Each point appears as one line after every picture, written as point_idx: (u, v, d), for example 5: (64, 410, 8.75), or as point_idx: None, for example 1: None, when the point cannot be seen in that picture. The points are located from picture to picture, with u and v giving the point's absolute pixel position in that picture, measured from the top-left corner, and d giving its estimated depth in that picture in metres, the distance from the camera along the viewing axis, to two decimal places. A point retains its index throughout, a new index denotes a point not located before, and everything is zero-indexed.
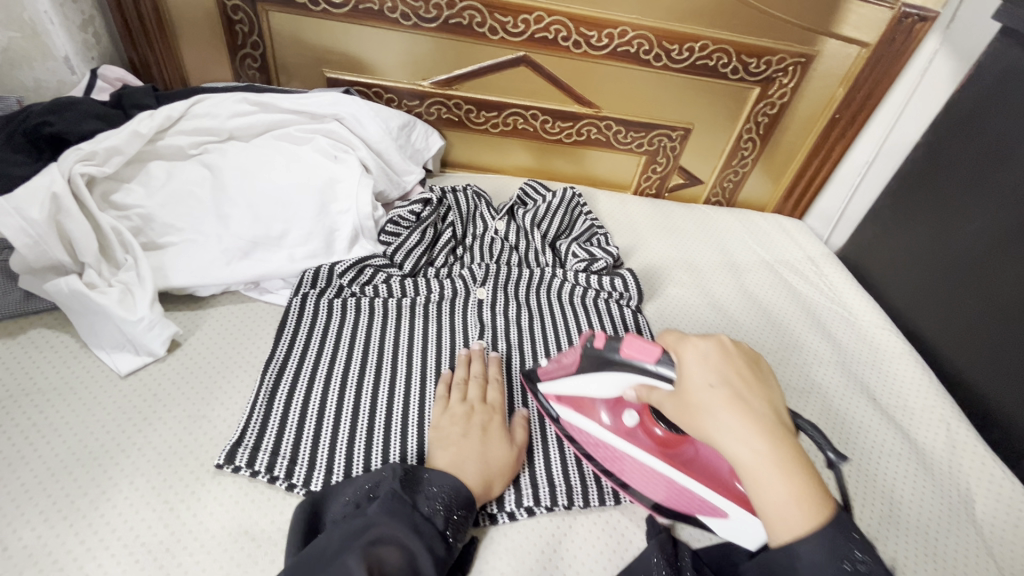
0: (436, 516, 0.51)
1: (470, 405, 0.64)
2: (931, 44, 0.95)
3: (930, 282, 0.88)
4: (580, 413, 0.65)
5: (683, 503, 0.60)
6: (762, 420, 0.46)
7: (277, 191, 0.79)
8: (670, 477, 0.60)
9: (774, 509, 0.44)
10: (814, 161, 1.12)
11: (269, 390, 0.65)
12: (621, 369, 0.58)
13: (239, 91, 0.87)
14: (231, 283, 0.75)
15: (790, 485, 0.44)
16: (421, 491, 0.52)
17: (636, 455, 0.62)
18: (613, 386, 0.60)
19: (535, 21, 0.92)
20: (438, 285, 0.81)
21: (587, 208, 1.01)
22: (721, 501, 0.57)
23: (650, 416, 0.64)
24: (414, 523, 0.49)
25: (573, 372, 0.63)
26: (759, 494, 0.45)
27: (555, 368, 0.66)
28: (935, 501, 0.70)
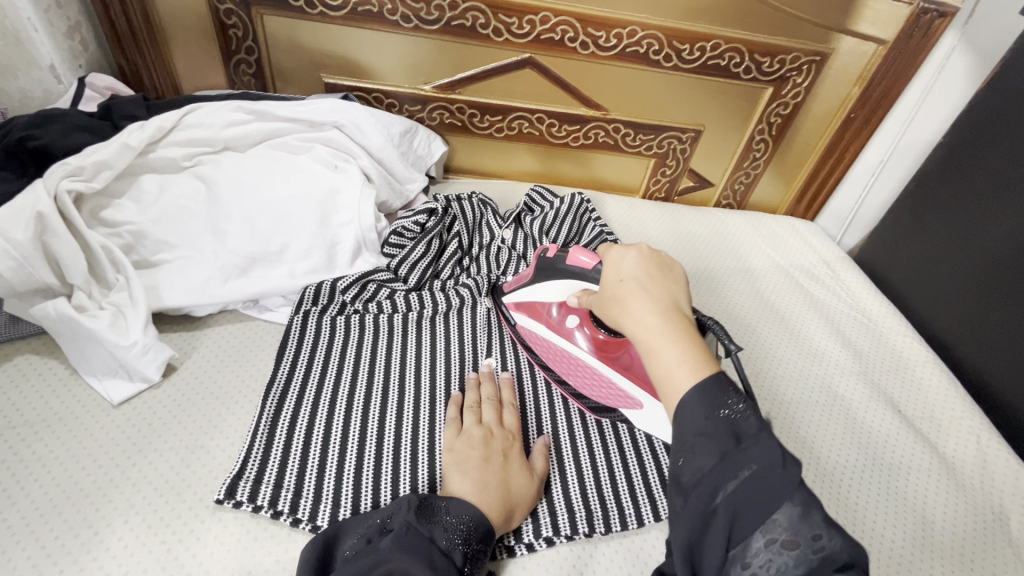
0: (454, 551, 0.48)
1: (488, 427, 0.61)
2: (949, 40, 0.92)
3: (952, 286, 0.86)
4: (533, 318, 0.73)
5: (607, 395, 0.68)
6: (664, 305, 0.51)
7: (276, 204, 0.76)
8: (604, 373, 0.68)
9: (665, 371, 0.47)
10: (827, 161, 1.09)
11: (272, 416, 0.62)
12: (567, 275, 0.66)
13: (234, 100, 0.83)
14: (229, 302, 0.71)
15: (678, 349, 0.47)
16: (438, 521, 0.49)
17: (577, 355, 0.71)
18: (560, 293, 0.68)
19: (540, 21, 0.88)
20: (444, 296, 0.78)
21: (596, 214, 0.98)
22: (636, 392, 0.66)
23: (591, 322, 0.69)
24: (431, 560, 0.46)
25: (528, 281, 0.72)
26: (653, 363, 0.48)
27: (516, 281, 0.75)
28: (967, 517, 0.67)
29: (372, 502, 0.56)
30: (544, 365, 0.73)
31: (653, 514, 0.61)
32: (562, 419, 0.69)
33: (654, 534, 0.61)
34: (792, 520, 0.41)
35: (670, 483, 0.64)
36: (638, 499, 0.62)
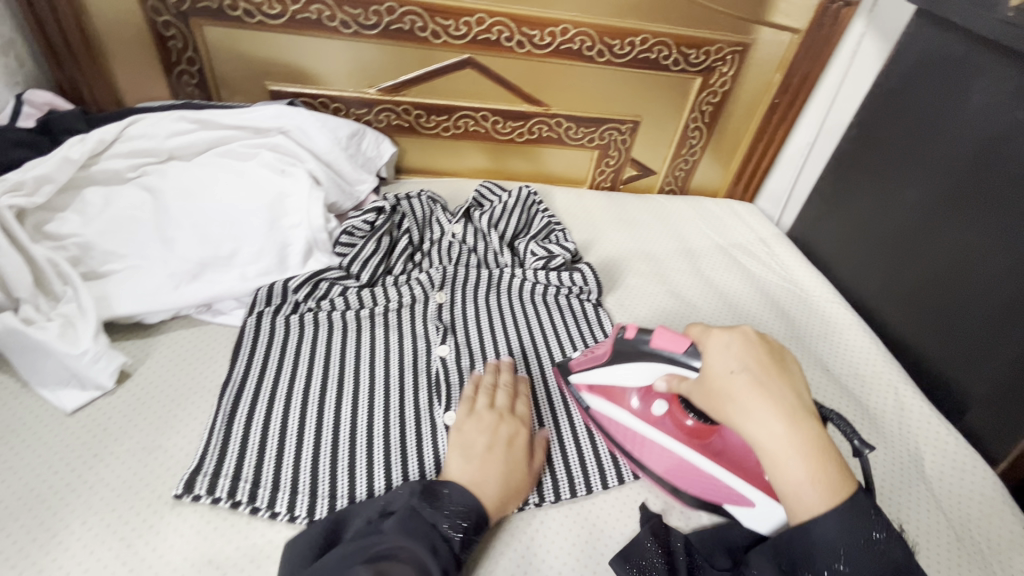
0: (453, 538, 0.51)
1: (499, 412, 0.64)
2: (857, 27, 1.00)
3: (870, 255, 0.92)
4: (611, 402, 0.68)
5: (710, 491, 0.63)
6: (787, 406, 0.50)
7: (224, 211, 0.77)
8: (699, 465, 0.63)
9: (793, 490, 0.48)
10: (759, 145, 1.16)
11: (228, 413, 0.63)
12: (651, 357, 0.62)
13: (177, 110, 0.84)
14: (181, 307, 0.73)
15: (809, 468, 0.48)
16: (441, 507, 0.53)
17: (665, 445, 0.64)
18: (646, 376, 0.64)
19: (476, 23, 0.92)
20: (397, 292, 0.80)
21: (544, 206, 1.02)
22: (747, 489, 0.60)
23: (679, 406, 0.65)
24: (432, 543, 0.49)
25: (605, 363, 0.67)
26: (782, 478, 0.49)
27: (586, 358, 0.70)
28: (884, 459, 0.73)
29: (330, 486, 0.59)
30: (496, 350, 0.77)
31: (599, 481, 0.65)
32: None
33: (601, 497, 0.65)
34: None
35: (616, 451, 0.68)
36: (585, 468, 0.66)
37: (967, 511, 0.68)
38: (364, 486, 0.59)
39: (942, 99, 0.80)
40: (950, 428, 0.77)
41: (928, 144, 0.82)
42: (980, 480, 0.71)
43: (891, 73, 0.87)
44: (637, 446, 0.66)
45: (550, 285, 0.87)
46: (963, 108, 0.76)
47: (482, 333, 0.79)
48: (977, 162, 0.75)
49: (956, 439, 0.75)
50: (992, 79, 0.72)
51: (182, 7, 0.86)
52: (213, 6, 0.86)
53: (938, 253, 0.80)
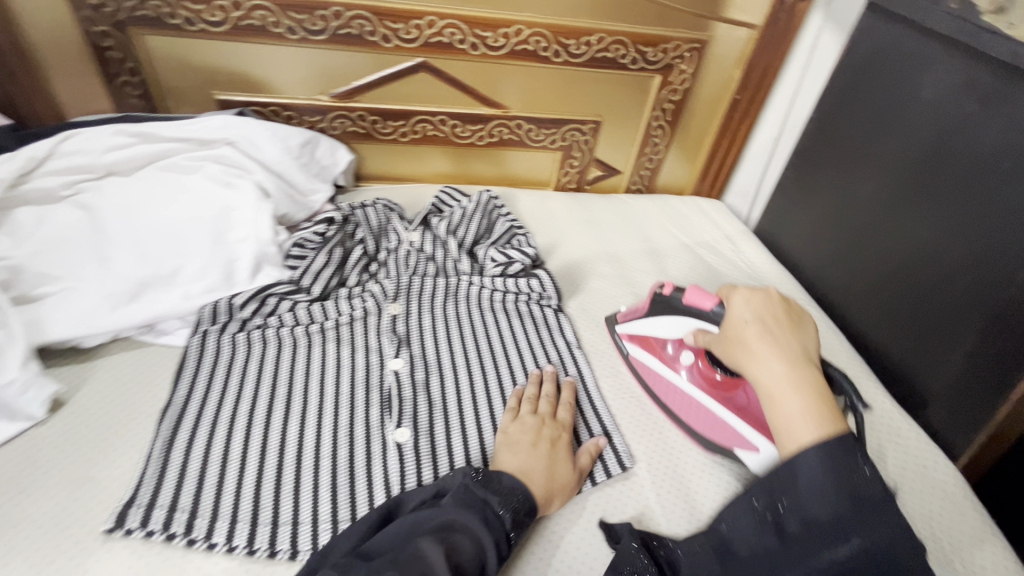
0: (504, 517, 0.53)
1: (542, 418, 0.66)
2: (814, 21, 1.00)
3: (832, 250, 0.92)
4: (647, 350, 0.77)
5: (721, 435, 0.69)
6: (790, 353, 0.58)
7: (166, 227, 0.75)
8: (713, 408, 0.70)
9: (785, 421, 0.54)
10: (723, 141, 1.15)
11: (166, 439, 0.61)
12: (683, 313, 0.71)
13: (116, 123, 0.81)
14: (120, 329, 0.70)
15: (803, 404, 0.54)
16: (496, 488, 0.55)
17: (686, 389, 0.73)
18: (676, 329, 0.73)
19: (427, 26, 0.90)
20: (349, 305, 0.78)
21: (506, 210, 1.00)
22: (752, 435, 0.65)
23: (707, 360, 0.72)
24: (485, 518, 0.52)
25: (644, 315, 0.77)
26: (778, 410, 0.55)
27: (632, 312, 0.80)
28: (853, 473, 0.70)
29: (273, 512, 0.57)
30: (453, 360, 0.75)
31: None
32: (470, 409, 0.70)
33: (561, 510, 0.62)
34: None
35: None
36: None
37: (930, 506, 0.67)
38: (309, 508, 0.57)
39: (894, 93, 0.79)
40: (910, 423, 0.76)
41: (883, 138, 0.81)
42: (942, 475, 0.70)
43: (845, 67, 0.87)
44: (664, 389, 0.75)
45: (509, 291, 0.85)
46: (914, 100, 0.76)
47: (439, 343, 0.77)
48: (929, 155, 0.74)
49: (918, 434, 0.74)
50: (941, 71, 0.72)
51: (119, 16, 0.83)
52: (151, 15, 0.83)
53: (896, 247, 0.80)
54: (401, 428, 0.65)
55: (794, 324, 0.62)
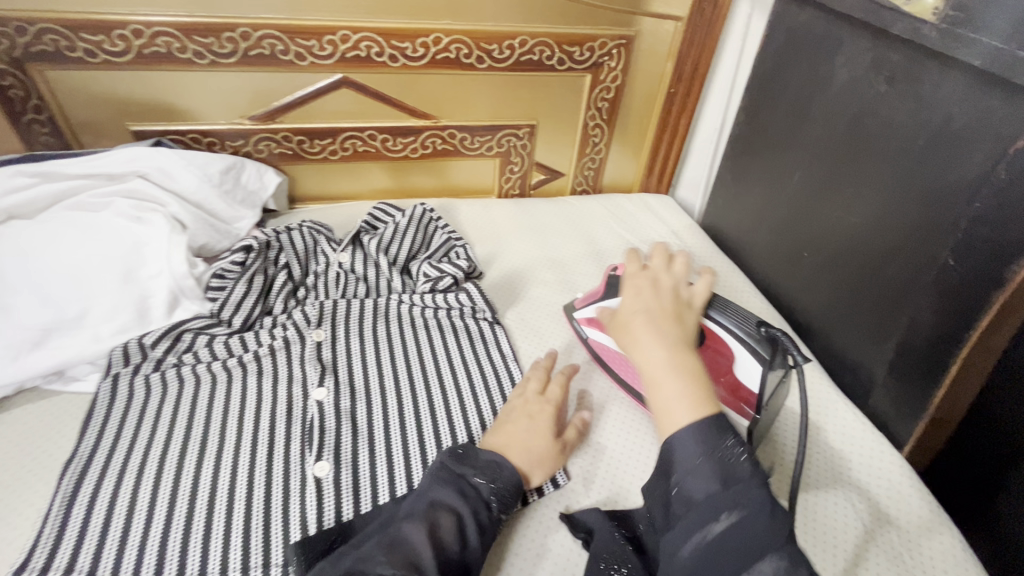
0: (483, 486, 0.55)
1: (526, 395, 0.67)
2: (741, 9, 0.98)
3: (772, 240, 0.90)
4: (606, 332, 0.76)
5: None
6: (673, 340, 0.55)
7: (71, 268, 0.72)
8: None
9: (665, 405, 0.51)
10: (664, 135, 1.13)
11: (68, 494, 0.58)
12: None
13: (17, 165, 0.78)
14: (25, 380, 0.67)
15: (682, 387, 0.51)
16: (474, 465, 0.56)
17: None
18: None
19: (341, 41, 0.88)
20: (270, 335, 0.75)
21: (443, 221, 0.97)
22: None
23: None
24: (461, 491, 0.53)
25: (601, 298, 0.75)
26: (658, 395, 0.51)
27: (589, 297, 0.78)
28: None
29: (179, 563, 0.54)
30: (380, 384, 0.72)
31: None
32: (396, 433, 0.66)
33: None
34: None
35: None
36: None
37: (874, 498, 0.65)
38: (217, 556, 0.54)
39: (812, 78, 0.78)
40: (857, 415, 0.73)
41: (806, 123, 0.80)
42: (895, 475, 0.67)
43: (766, 54, 0.85)
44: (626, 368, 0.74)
45: (442, 307, 0.83)
46: (830, 83, 0.75)
47: (367, 365, 0.74)
48: (848, 139, 0.73)
49: (867, 429, 0.71)
50: (852, 52, 0.70)
51: (15, 53, 0.80)
52: (49, 50, 0.81)
53: (827, 234, 0.78)
54: (321, 461, 0.62)
55: (678, 311, 0.58)
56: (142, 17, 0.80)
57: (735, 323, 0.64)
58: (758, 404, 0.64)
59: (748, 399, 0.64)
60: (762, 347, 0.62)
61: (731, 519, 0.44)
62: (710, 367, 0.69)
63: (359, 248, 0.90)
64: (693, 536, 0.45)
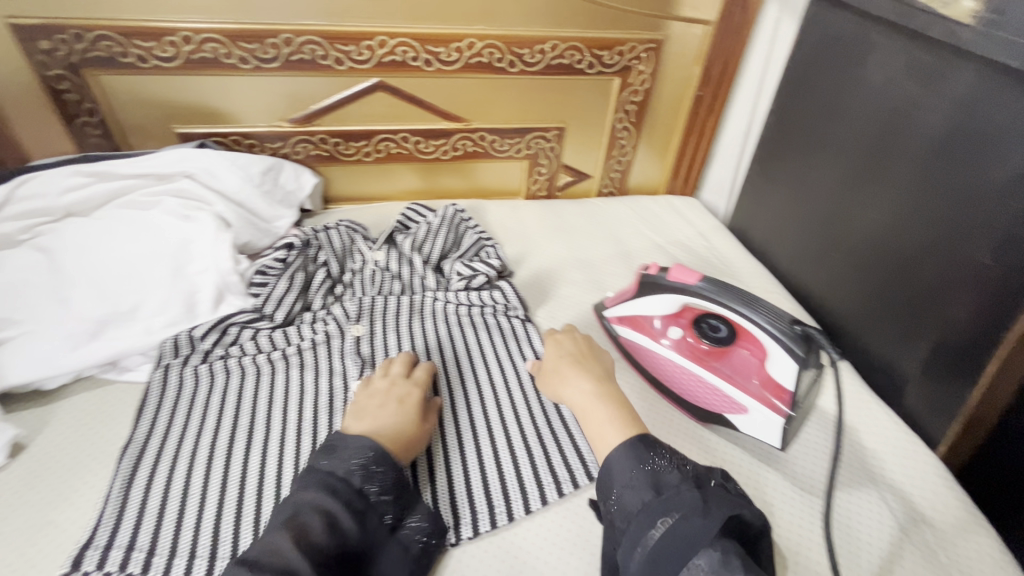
0: (353, 475, 0.53)
1: (391, 379, 0.68)
2: (770, 12, 0.99)
3: (801, 241, 0.91)
4: (636, 330, 0.78)
5: (711, 402, 0.70)
6: (592, 374, 0.65)
7: (124, 264, 0.75)
8: (703, 377, 0.71)
9: (601, 433, 0.58)
10: (690, 138, 1.14)
11: (127, 477, 0.61)
12: (668, 291, 0.72)
13: (73, 164, 0.82)
14: (82, 369, 0.70)
15: (608, 410, 0.60)
16: (340, 459, 0.54)
17: (675, 362, 0.73)
18: (667, 306, 0.75)
19: (378, 46, 0.90)
20: (311, 330, 0.78)
21: (473, 222, 1.00)
22: (743, 398, 0.67)
23: (695, 335, 0.75)
24: (330, 488, 0.51)
25: (633, 296, 0.77)
26: (591, 425, 0.60)
27: (620, 296, 0.80)
28: (807, 510, 0.63)
29: (232, 545, 0.56)
30: None
31: (523, 507, 0.61)
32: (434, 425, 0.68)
33: (526, 525, 0.60)
34: (712, 563, 0.44)
35: (541, 471, 0.64)
36: (508, 494, 0.62)
37: (909, 498, 0.65)
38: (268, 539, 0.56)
39: (844, 81, 0.78)
40: (891, 415, 0.73)
41: (838, 125, 0.80)
42: (931, 476, 0.67)
43: (798, 57, 0.86)
44: (654, 364, 0.75)
45: (475, 305, 0.85)
46: (863, 85, 0.75)
47: None
48: (881, 141, 0.73)
49: (900, 429, 0.71)
50: (886, 55, 0.71)
51: (72, 59, 0.84)
52: (103, 55, 0.85)
53: (858, 235, 0.79)
54: None
55: (591, 350, 0.70)
56: (191, 24, 0.84)
57: (769, 320, 0.65)
58: (792, 400, 0.65)
59: (782, 396, 0.65)
60: (796, 344, 0.63)
61: (667, 522, 0.47)
62: (745, 366, 0.70)
63: (394, 247, 0.93)
64: (637, 546, 0.48)
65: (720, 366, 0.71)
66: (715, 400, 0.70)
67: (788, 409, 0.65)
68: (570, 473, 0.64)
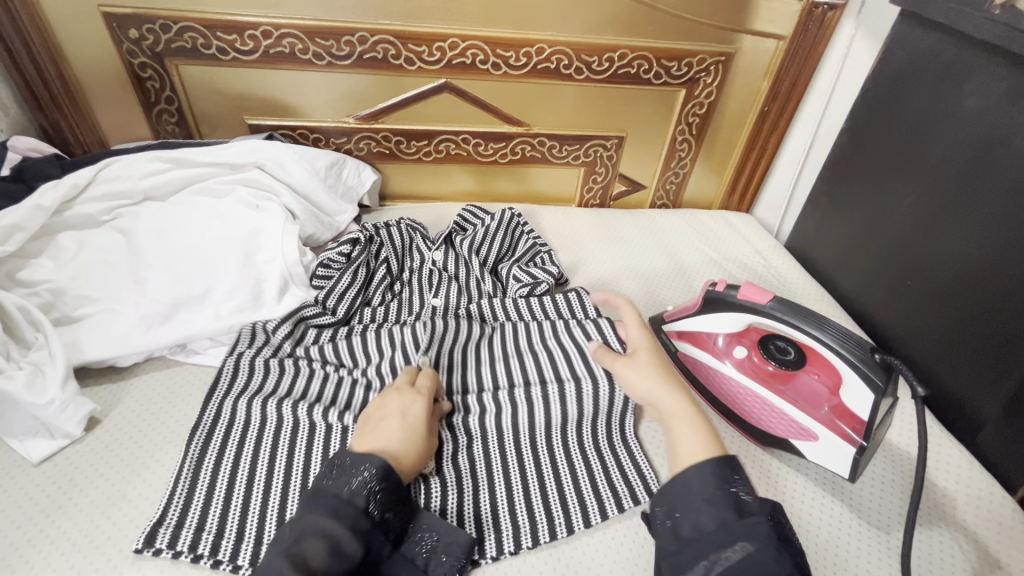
0: (357, 496, 0.49)
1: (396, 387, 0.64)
2: (846, 30, 0.96)
3: (869, 265, 0.88)
4: (697, 346, 0.77)
5: (776, 425, 0.68)
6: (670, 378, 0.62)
7: (197, 249, 0.77)
8: (766, 398, 0.70)
9: (677, 446, 0.55)
10: (750, 154, 1.12)
11: (195, 460, 0.61)
12: (737, 309, 0.71)
13: (152, 150, 0.85)
14: (153, 349, 0.72)
15: (696, 426, 0.56)
16: (342, 477, 0.50)
17: (736, 380, 0.73)
18: (731, 325, 0.73)
19: (450, 47, 0.91)
20: (381, 346, 0.74)
21: (529, 227, 0.99)
22: (813, 424, 0.65)
23: (761, 355, 0.73)
24: (332, 509, 0.48)
25: (696, 312, 0.75)
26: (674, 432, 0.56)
27: (678, 312, 0.78)
28: (879, 546, 0.60)
29: None
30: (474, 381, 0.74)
31: (583, 521, 0.60)
32: (492, 430, 0.68)
33: (584, 539, 0.60)
34: None
35: (602, 486, 0.63)
36: (568, 506, 0.61)
37: (987, 541, 0.61)
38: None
39: (933, 103, 0.76)
40: (964, 452, 0.70)
41: (922, 149, 0.78)
42: (1014, 523, 0.63)
43: (881, 76, 0.84)
44: (713, 380, 0.75)
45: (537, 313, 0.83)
46: (954, 110, 0.73)
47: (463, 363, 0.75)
48: (969, 169, 0.71)
49: (974, 467, 0.68)
50: (985, 79, 0.69)
51: (157, 48, 0.87)
52: (187, 46, 0.87)
53: (935, 264, 0.76)
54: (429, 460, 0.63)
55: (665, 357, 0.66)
56: (273, 19, 0.86)
57: (844, 345, 0.63)
58: (866, 430, 0.62)
59: (854, 425, 0.63)
60: (875, 372, 0.60)
61: (742, 549, 0.45)
62: (815, 394, 0.68)
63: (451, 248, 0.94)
64: (701, 560, 0.46)
65: (787, 391, 0.69)
66: (780, 425, 0.68)
67: (860, 440, 0.62)
68: (630, 490, 0.62)
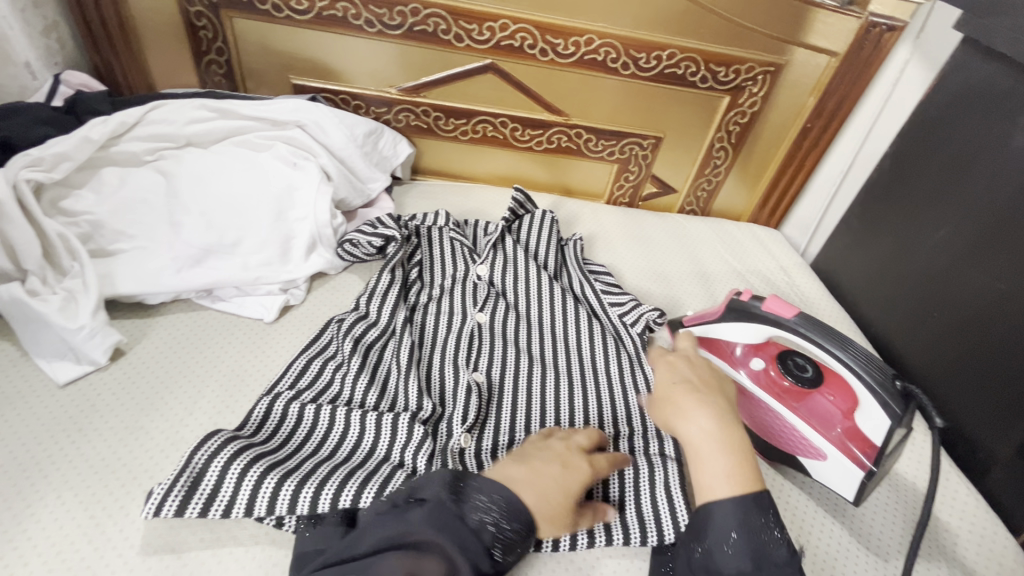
0: (483, 532, 0.48)
1: (566, 447, 0.58)
2: (901, 53, 0.94)
3: (898, 295, 0.87)
4: (715, 355, 0.76)
5: (788, 443, 0.69)
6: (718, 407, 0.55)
7: (232, 201, 0.78)
8: (779, 413, 0.69)
9: (706, 480, 0.51)
10: (787, 170, 1.11)
11: (197, 469, 0.54)
12: (760, 320, 0.70)
13: (199, 98, 0.87)
14: (181, 291, 0.74)
15: (726, 463, 0.51)
16: (471, 499, 0.49)
17: (750, 391, 0.72)
18: (751, 335, 0.72)
19: (500, 28, 0.91)
20: (416, 400, 0.66)
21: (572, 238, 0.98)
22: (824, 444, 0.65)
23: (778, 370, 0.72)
24: (460, 539, 0.47)
25: (716, 319, 0.75)
26: (702, 471, 0.52)
27: (701, 316, 0.78)
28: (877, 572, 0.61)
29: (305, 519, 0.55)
30: (490, 361, 0.74)
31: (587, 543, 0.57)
32: (508, 407, 0.69)
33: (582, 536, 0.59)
34: None
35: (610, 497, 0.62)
36: None
37: None
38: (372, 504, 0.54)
39: (987, 137, 0.75)
40: (969, 488, 0.70)
41: (967, 182, 0.77)
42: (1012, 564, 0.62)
43: (932, 103, 0.83)
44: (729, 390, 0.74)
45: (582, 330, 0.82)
46: (1006, 145, 0.72)
47: (491, 342, 0.77)
48: (1016, 205, 0.70)
49: (977, 502, 0.68)
50: None
51: None
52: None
53: (959, 300, 0.76)
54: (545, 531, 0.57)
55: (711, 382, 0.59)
56: None
57: (866, 369, 0.62)
58: (877, 456, 0.61)
59: (866, 449, 0.62)
60: (893, 400, 0.59)
61: None
62: (827, 414, 0.67)
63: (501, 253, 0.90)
64: None
65: (800, 408, 0.68)
66: (792, 442, 0.68)
67: (869, 464, 0.62)
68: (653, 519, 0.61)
